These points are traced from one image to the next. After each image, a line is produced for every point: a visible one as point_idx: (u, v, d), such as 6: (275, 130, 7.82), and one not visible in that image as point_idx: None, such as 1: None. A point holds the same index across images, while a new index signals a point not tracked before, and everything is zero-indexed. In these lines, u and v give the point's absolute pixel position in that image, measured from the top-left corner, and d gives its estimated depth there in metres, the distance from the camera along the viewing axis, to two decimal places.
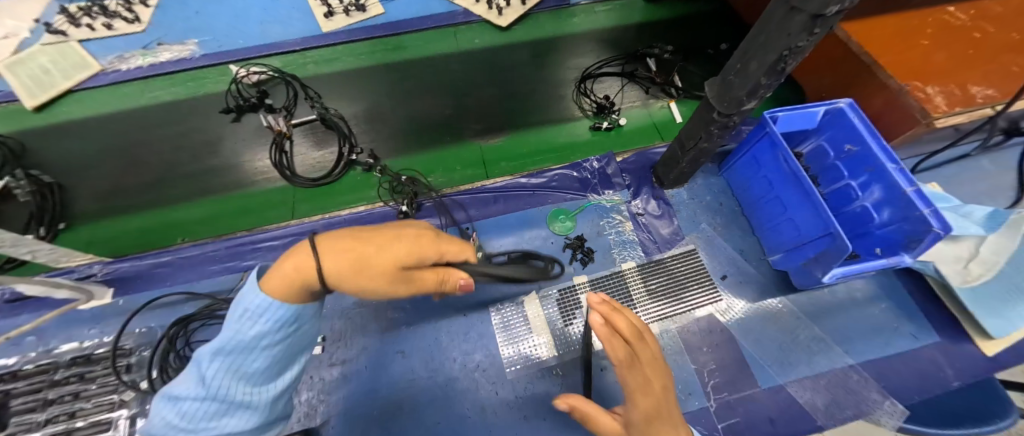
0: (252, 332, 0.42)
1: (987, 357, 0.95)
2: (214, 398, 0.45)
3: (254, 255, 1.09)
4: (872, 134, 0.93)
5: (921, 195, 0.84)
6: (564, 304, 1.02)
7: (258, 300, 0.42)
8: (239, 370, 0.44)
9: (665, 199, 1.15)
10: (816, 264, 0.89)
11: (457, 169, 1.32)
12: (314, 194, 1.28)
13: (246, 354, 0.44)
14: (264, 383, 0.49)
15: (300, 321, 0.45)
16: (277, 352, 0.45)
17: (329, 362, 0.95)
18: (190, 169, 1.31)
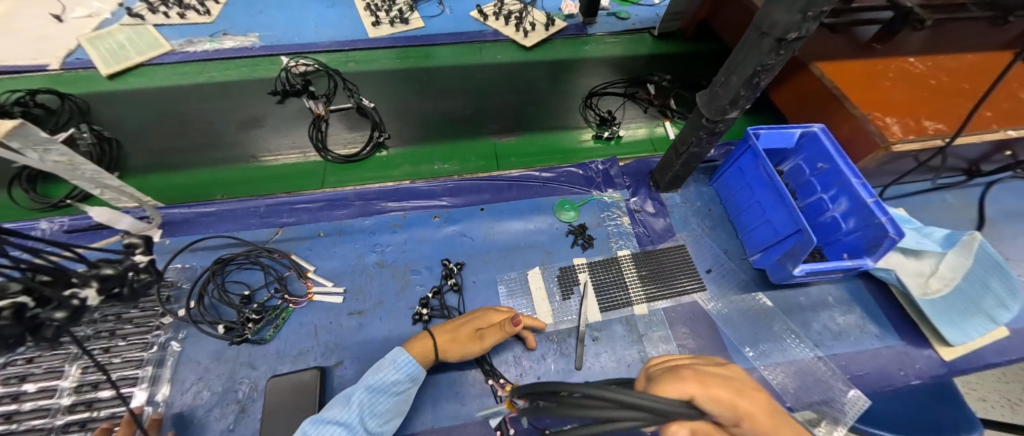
0: (398, 368, 0.80)
1: (944, 362, 1.03)
2: (346, 426, 0.70)
3: (289, 214, 1.21)
4: (840, 154, 1.08)
5: (879, 205, 0.98)
6: (563, 281, 1.12)
7: (402, 358, 0.81)
8: (389, 367, 0.80)
9: (660, 200, 1.29)
10: (788, 259, 1.01)
11: (472, 159, 1.57)
12: (345, 169, 1.48)
13: (381, 394, 0.77)
14: (379, 424, 0.76)
15: (413, 382, 0.81)
16: (401, 386, 0.80)
17: (349, 311, 1.06)
18: (237, 138, 1.47)
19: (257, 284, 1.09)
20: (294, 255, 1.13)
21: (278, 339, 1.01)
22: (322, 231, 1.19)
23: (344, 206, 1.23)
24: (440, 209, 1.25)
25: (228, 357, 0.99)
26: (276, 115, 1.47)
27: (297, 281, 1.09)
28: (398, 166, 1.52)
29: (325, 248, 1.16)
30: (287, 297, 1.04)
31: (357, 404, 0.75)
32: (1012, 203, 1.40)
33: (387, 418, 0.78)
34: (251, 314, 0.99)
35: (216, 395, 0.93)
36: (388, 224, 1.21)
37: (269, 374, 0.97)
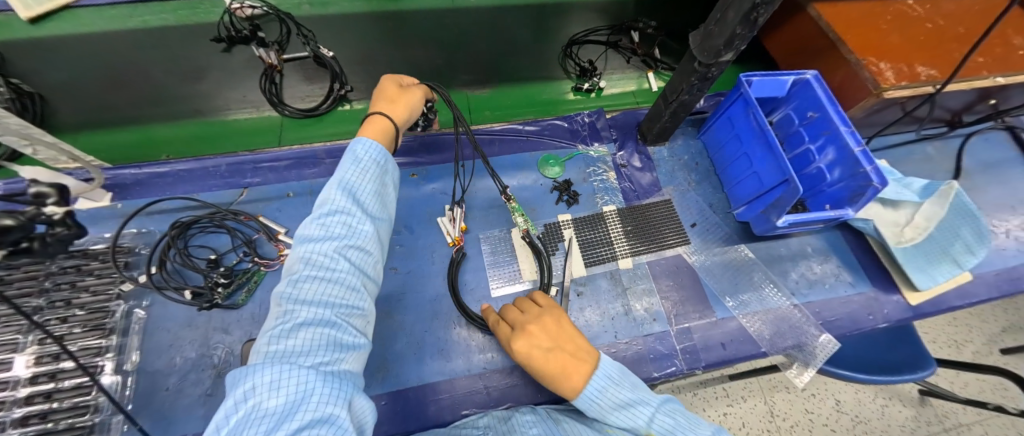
0: (359, 158, 0.70)
1: (911, 306, 1.08)
2: (343, 213, 0.64)
3: (255, 173, 1.12)
4: (832, 102, 1.04)
5: (866, 154, 0.97)
6: (548, 238, 1.10)
7: (362, 146, 0.71)
8: (353, 164, 0.69)
9: (648, 154, 1.25)
10: (773, 210, 1.00)
11: (441, 112, 1.53)
12: (304, 124, 1.42)
13: (360, 186, 0.68)
14: (375, 209, 0.70)
15: (389, 155, 0.76)
16: (378, 170, 0.72)
17: None
18: (179, 91, 1.30)
19: (225, 248, 1.02)
20: (262, 217, 1.05)
21: (252, 303, 0.97)
22: (291, 191, 1.11)
23: (314, 164, 1.15)
24: (418, 166, 1.18)
25: (200, 323, 0.95)
26: (220, 66, 1.28)
27: (267, 243, 1.03)
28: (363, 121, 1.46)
29: (296, 209, 1.09)
30: (257, 260, 0.98)
31: (342, 192, 0.65)
32: (989, 154, 1.42)
33: (380, 203, 0.72)
34: (219, 278, 0.93)
35: (191, 361, 0.90)
36: None
37: (245, 338, 0.93)
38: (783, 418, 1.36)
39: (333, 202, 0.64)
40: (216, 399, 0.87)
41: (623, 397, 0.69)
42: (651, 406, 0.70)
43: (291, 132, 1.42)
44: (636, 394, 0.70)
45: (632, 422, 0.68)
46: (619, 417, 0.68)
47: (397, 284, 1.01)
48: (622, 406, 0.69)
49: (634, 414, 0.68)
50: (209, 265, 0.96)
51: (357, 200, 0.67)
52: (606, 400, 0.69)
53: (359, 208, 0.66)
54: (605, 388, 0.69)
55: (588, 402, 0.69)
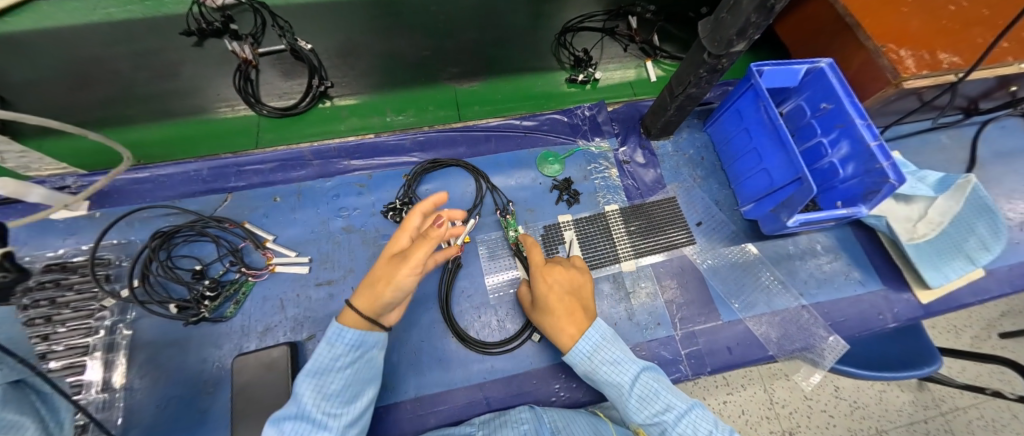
0: (334, 342, 0.66)
1: (921, 304, 1.05)
2: (311, 409, 0.60)
3: (239, 176, 1.07)
4: (847, 92, 0.98)
5: (882, 149, 0.91)
6: (548, 240, 1.05)
7: (335, 330, 0.67)
8: (327, 347, 0.66)
9: (651, 149, 1.20)
10: (783, 209, 0.95)
11: (428, 109, 1.44)
12: (284, 124, 1.35)
13: (331, 372, 0.65)
14: (343, 403, 0.64)
15: (370, 337, 0.69)
16: (352, 355, 0.67)
17: (316, 281, 0.97)
18: (151, 90, 1.22)
19: (211, 258, 0.98)
20: (248, 224, 1.01)
21: (241, 315, 0.93)
22: (278, 195, 1.06)
23: (301, 166, 1.09)
24: (411, 166, 1.13)
25: (188, 337, 0.91)
26: (196, 60, 1.20)
27: (255, 251, 0.99)
28: (345, 119, 1.38)
29: (284, 215, 1.04)
30: (245, 270, 0.94)
31: (311, 389, 0.62)
32: (1004, 143, 1.36)
33: (355, 394, 0.66)
34: (206, 290, 0.89)
35: (181, 377, 0.87)
36: (352, 185, 1.08)
37: (235, 352, 0.90)
38: (782, 405, 1.33)
39: (295, 403, 0.61)
40: (208, 416, 0.84)
41: (610, 355, 0.73)
42: (637, 369, 0.73)
43: (268, 135, 1.33)
44: (623, 355, 0.74)
45: (617, 381, 0.71)
46: (605, 373, 0.72)
47: None
48: (608, 364, 0.73)
49: (619, 373, 0.72)
50: (195, 276, 0.92)
51: (326, 396, 0.63)
52: (595, 357, 0.74)
53: (327, 405, 0.62)
54: (593, 346, 0.75)
55: (579, 355, 0.75)
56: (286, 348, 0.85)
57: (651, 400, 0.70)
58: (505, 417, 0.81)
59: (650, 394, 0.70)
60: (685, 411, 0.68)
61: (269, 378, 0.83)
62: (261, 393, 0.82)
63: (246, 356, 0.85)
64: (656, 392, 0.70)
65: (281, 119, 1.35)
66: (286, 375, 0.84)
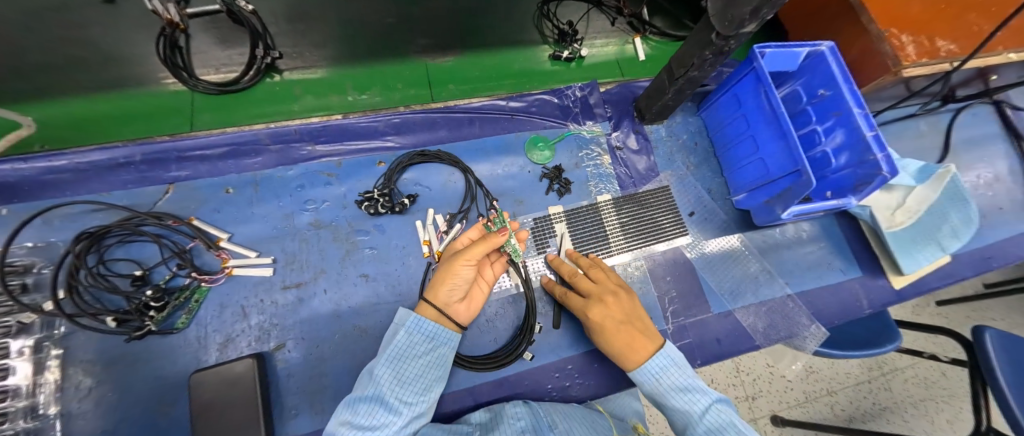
0: (413, 331, 0.72)
1: (894, 290, 1.10)
2: (384, 396, 0.64)
3: (179, 163, 0.91)
4: (846, 78, 0.94)
5: (878, 140, 0.90)
6: (539, 233, 0.99)
7: (414, 320, 0.73)
8: (408, 335, 0.72)
9: (645, 134, 1.14)
10: (778, 201, 0.93)
11: (397, 87, 1.19)
12: (224, 104, 1.08)
13: (407, 359, 0.70)
14: (415, 392, 0.67)
15: (444, 333, 0.74)
16: (427, 346, 0.72)
17: (283, 284, 0.87)
18: (50, 56, 1.01)
19: (154, 261, 0.85)
20: (196, 220, 0.87)
21: (196, 325, 0.82)
22: (231, 186, 0.92)
23: (256, 152, 0.95)
24: (386, 152, 1.02)
25: (131, 353, 0.79)
26: (105, 18, 1.06)
27: (207, 252, 0.87)
28: (302, 98, 1.13)
29: (240, 209, 0.91)
30: (196, 275, 0.82)
31: (386, 370, 0.67)
32: (974, 130, 1.40)
33: (427, 386, 0.69)
34: (148, 300, 0.76)
35: (126, 400, 0.76)
36: (319, 174, 0.96)
37: (191, 367, 0.80)
38: (746, 373, 1.39)
39: (373, 383, 0.66)
40: None
41: (682, 379, 0.69)
42: (707, 399, 0.67)
43: (206, 115, 1.07)
44: (697, 382, 0.69)
45: (687, 407, 0.67)
46: (673, 400, 0.68)
47: (371, 294, 0.90)
48: (680, 389, 0.68)
49: (691, 400, 0.67)
50: (134, 284, 0.79)
51: (400, 382, 0.67)
52: (664, 379, 0.70)
53: (398, 394, 0.65)
54: (665, 368, 0.71)
55: (647, 376, 0.71)
56: (250, 362, 0.76)
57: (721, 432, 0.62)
58: (500, 415, 0.76)
59: (718, 425, 0.63)
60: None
61: (233, 396, 0.75)
62: (223, 412, 0.73)
63: (203, 372, 0.75)
64: (727, 424, 0.63)
65: (224, 97, 1.09)
66: (253, 391, 0.76)
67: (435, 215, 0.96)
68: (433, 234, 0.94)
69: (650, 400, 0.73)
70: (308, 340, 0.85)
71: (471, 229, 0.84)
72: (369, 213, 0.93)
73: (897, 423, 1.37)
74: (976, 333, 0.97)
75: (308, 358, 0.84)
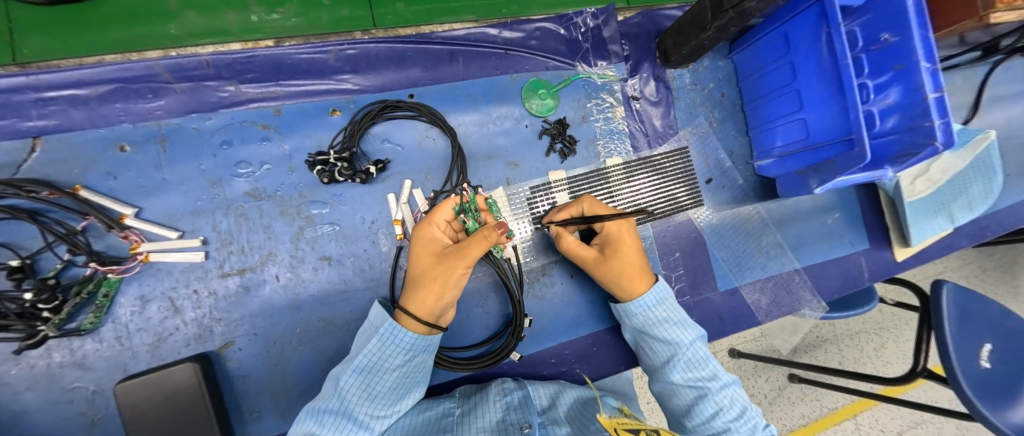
0: (386, 342, 0.59)
1: (895, 262, 1.06)
2: (349, 413, 0.53)
3: (45, 108, 0.65)
4: (922, 19, 0.70)
5: (941, 102, 0.72)
6: (536, 204, 0.83)
7: (388, 327, 0.59)
8: (380, 344, 0.59)
9: (666, 81, 0.95)
10: (815, 174, 0.80)
11: (322, 4, 0.83)
12: (59, 22, 0.72)
13: (379, 372, 0.58)
14: (389, 404, 0.58)
15: (424, 342, 0.60)
16: (401, 358, 0.59)
17: (223, 271, 0.70)
18: None
19: (34, 245, 0.64)
20: (82, 190, 0.64)
21: (117, 323, 0.66)
22: (127, 142, 0.68)
23: (156, 92, 0.69)
24: (341, 96, 0.77)
25: (31, 361, 0.63)
26: None
27: (110, 232, 0.66)
28: (179, 15, 0.77)
29: (146, 174, 0.68)
30: (96, 266, 0.62)
31: (353, 382, 0.56)
32: None
33: (400, 397, 0.59)
34: (34, 302, 0.58)
35: (40, 414, 0.63)
36: (251, 127, 0.73)
37: (118, 373, 0.66)
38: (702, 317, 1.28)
39: (335, 396, 0.54)
40: None
41: (675, 314, 0.69)
42: (694, 334, 0.69)
43: (32, 39, 0.71)
44: (686, 319, 0.70)
45: (675, 340, 0.68)
46: (661, 331, 0.69)
47: (338, 280, 0.75)
48: (671, 323, 0.69)
49: (680, 334, 0.68)
50: (10, 279, 0.59)
51: (371, 395, 0.56)
52: (658, 312, 0.69)
53: (367, 409, 0.55)
54: (659, 301, 0.70)
55: (641, 307, 0.70)
56: (191, 369, 0.61)
57: (700, 365, 0.66)
58: (485, 390, 0.70)
59: (700, 358, 0.67)
60: (728, 384, 0.65)
61: (170, 411, 0.61)
62: (163, 425, 0.60)
63: (132, 382, 0.60)
64: (707, 359, 0.67)
65: (56, 10, 0.72)
66: (199, 403, 0.62)
67: (411, 186, 0.77)
68: (408, 212, 0.76)
69: (631, 325, 0.74)
70: (262, 337, 0.71)
71: (446, 208, 0.65)
72: (324, 181, 0.73)
73: (835, 353, 1.32)
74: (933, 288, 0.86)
75: (263, 355, 0.71)
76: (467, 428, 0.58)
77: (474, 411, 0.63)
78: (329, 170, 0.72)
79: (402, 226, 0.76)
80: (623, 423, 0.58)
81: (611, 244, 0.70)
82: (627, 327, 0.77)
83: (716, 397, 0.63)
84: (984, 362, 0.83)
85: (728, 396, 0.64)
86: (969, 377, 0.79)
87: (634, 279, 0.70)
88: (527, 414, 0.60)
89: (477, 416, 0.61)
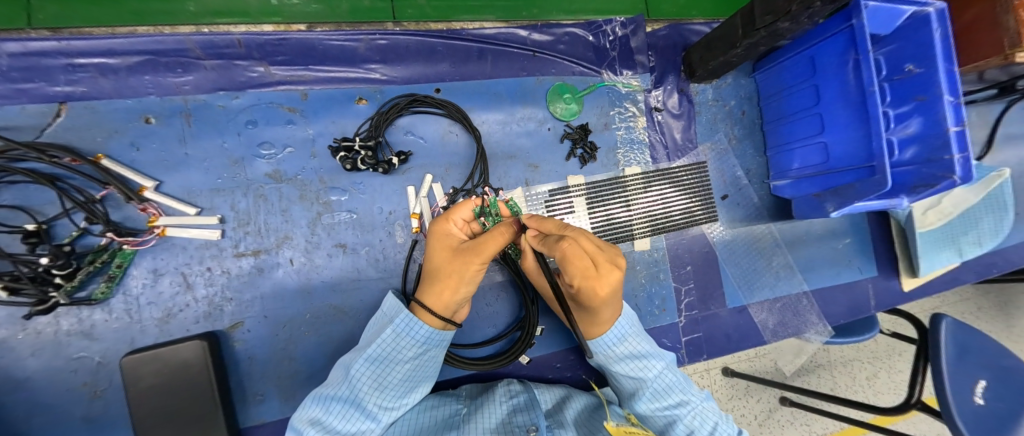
0: (401, 334, 0.58)
1: (902, 291, 1.06)
2: (357, 402, 0.53)
3: (74, 75, 0.65)
4: (947, 51, 0.66)
5: (962, 137, 0.66)
6: (554, 206, 0.83)
7: (404, 319, 0.58)
8: (394, 335, 0.58)
9: (689, 95, 0.96)
10: (833, 198, 0.80)
11: None
12: None
13: (392, 363, 0.57)
14: (397, 396, 0.58)
15: (438, 336, 0.60)
16: (415, 351, 0.58)
17: (237, 251, 0.70)
18: None
19: (52, 210, 0.63)
20: (105, 159, 0.64)
21: (128, 295, 0.66)
22: (152, 114, 0.68)
23: (186, 67, 0.69)
24: (368, 85, 0.77)
25: (38, 327, 0.62)
26: None
27: (128, 204, 0.65)
28: None
29: (169, 148, 0.68)
30: (113, 237, 0.62)
31: (363, 372, 0.55)
32: None
33: (409, 388, 0.59)
34: (47, 268, 0.57)
35: (43, 381, 0.62)
36: (277, 109, 0.73)
37: (124, 345, 0.65)
38: None
39: (345, 385, 0.54)
40: (100, 424, 0.64)
41: (637, 349, 0.65)
42: (658, 363, 0.65)
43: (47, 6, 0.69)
44: (648, 348, 0.66)
45: (640, 375, 0.65)
46: (626, 368, 0.65)
47: (351, 269, 0.74)
48: (633, 358, 0.65)
49: (645, 369, 0.64)
50: (26, 242, 0.59)
51: (381, 386, 0.56)
52: (620, 349, 0.64)
53: (375, 400, 0.55)
54: (621, 338, 0.64)
55: (601, 347, 0.64)
56: (201, 347, 0.61)
57: (667, 393, 0.64)
58: (491, 391, 0.70)
59: (666, 387, 0.64)
60: (696, 403, 0.64)
61: (175, 388, 0.60)
62: (166, 402, 0.60)
63: (140, 355, 0.59)
64: (673, 385, 0.65)
65: None
66: (205, 382, 0.62)
67: (432, 180, 0.77)
68: (426, 206, 0.76)
69: (595, 361, 0.70)
70: (272, 319, 0.71)
71: (465, 207, 0.62)
72: (346, 168, 0.73)
73: (827, 378, 1.31)
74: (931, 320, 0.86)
75: (271, 339, 0.71)
76: (474, 426, 0.57)
77: (479, 410, 0.63)
78: (352, 157, 0.71)
79: (419, 219, 0.76)
80: (630, 432, 0.56)
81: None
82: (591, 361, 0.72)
83: (686, 423, 0.62)
84: (978, 398, 0.83)
85: (697, 416, 0.63)
86: (964, 416, 0.79)
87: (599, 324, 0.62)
88: (534, 416, 0.59)
89: (483, 415, 0.60)
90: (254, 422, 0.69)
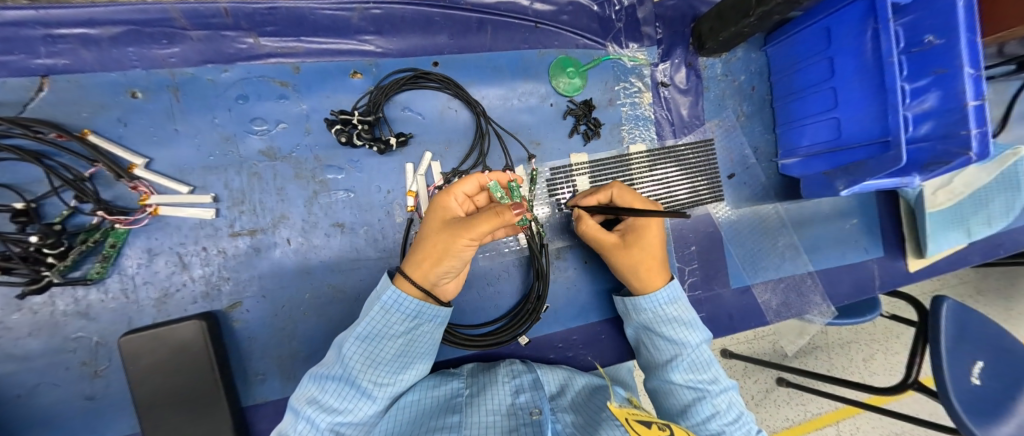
0: (389, 309, 0.55)
1: (907, 272, 1.05)
2: (349, 380, 0.52)
3: (51, 46, 0.61)
4: (971, 19, 0.60)
5: (982, 111, 0.61)
6: (557, 185, 0.81)
7: (392, 295, 0.56)
8: (384, 311, 0.56)
9: (698, 69, 0.92)
10: (843, 175, 0.77)
11: None
12: None
13: (383, 339, 0.55)
14: (394, 372, 0.56)
15: (429, 311, 0.58)
16: (405, 326, 0.56)
17: (233, 230, 0.69)
18: None
19: (40, 189, 0.61)
20: (91, 135, 0.61)
21: (124, 275, 0.65)
22: (138, 88, 0.65)
23: (171, 38, 0.66)
24: (363, 58, 0.74)
25: (34, 307, 0.62)
26: None
27: (119, 182, 0.63)
28: None
29: (158, 124, 0.66)
30: (103, 215, 0.60)
31: (355, 351, 0.53)
32: None
33: (404, 363, 0.57)
34: (38, 247, 0.56)
35: (42, 361, 0.62)
36: (268, 83, 0.70)
37: (122, 326, 0.65)
38: None
39: (339, 363, 0.52)
40: (103, 402, 0.64)
41: (685, 315, 0.67)
42: (700, 336, 0.67)
43: None
44: (695, 320, 0.68)
45: (681, 340, 0.66)
46: (670, 329, 0.66)
47: (350, 249, 0.73)
48: (680, 323, 0.66)
49: (687, 335, 0.66)
50: (14, 222, 0.57)
51: (372, 364, 0.54)
52: (671, 310, 0.67)
53: (368, 379, 0.53)
54: (673, 300, 0.67)
55: (653, 303, 0.67)
56: (198, 327, 0.60)
57: (703, 367, 0.64)
58: (493, 371, 0.69)
59: (703, 362, 0.65)
60: (725, 388, 0.63)
61: (174, 366, 0.60)
62: (166, 381, 0.59)
63: (137, 335, 0.58)
64: (709, 362, 0.65)
65: None
66: (203, 361, 0.61)
67: (431, 158, 0.75)
68: (422, 185, 0.74)
69: (637, 321, 0.72)
70: (270, 299, 0.70)
71: (469, 181, 0.60)
72: (341, 142, 0.70)
73: (824, 360, 1.31)
74: (933, 302, 0.85)
75: (271, 319, 0.70)
76: (476, 409, 0.56)
77: (483, 392, 0.62)
78: (348, 130, 0.69)
79: (416, 198, 0.74)
80: (634, 414, 0.53)
81: (635, 231, 0.66)
82: (631, 323, 0.74)
83: (714, 402, 0.61)
84: (975, 379, 0.83)
85: (725, 400, 0.62)
86: (962, 397, 0.78)
87: (649, 272, 0.67)
88: (538, 398, 0.58)
89: (486, 397, 0.60)
90: (257, 401, 0.70)
